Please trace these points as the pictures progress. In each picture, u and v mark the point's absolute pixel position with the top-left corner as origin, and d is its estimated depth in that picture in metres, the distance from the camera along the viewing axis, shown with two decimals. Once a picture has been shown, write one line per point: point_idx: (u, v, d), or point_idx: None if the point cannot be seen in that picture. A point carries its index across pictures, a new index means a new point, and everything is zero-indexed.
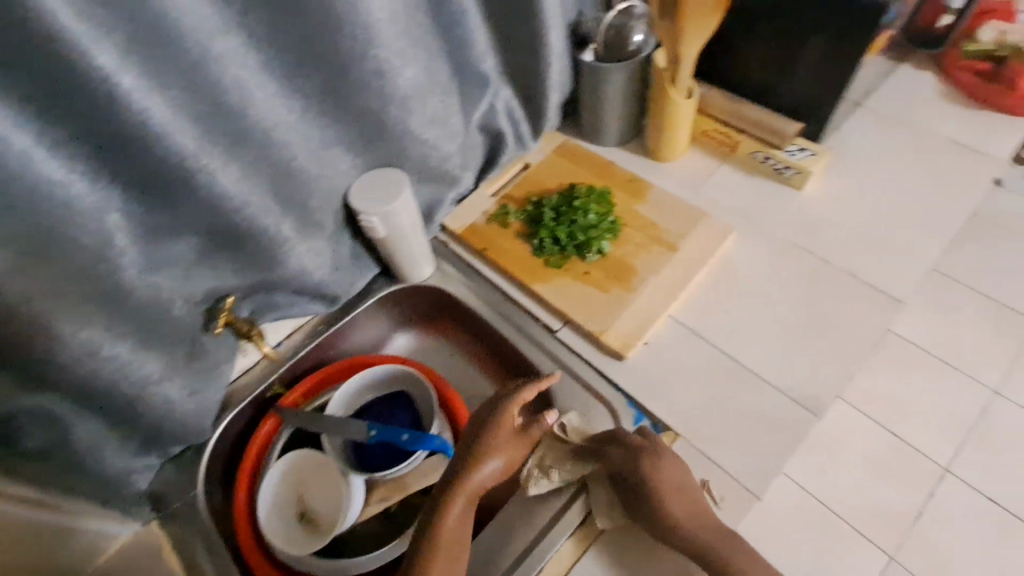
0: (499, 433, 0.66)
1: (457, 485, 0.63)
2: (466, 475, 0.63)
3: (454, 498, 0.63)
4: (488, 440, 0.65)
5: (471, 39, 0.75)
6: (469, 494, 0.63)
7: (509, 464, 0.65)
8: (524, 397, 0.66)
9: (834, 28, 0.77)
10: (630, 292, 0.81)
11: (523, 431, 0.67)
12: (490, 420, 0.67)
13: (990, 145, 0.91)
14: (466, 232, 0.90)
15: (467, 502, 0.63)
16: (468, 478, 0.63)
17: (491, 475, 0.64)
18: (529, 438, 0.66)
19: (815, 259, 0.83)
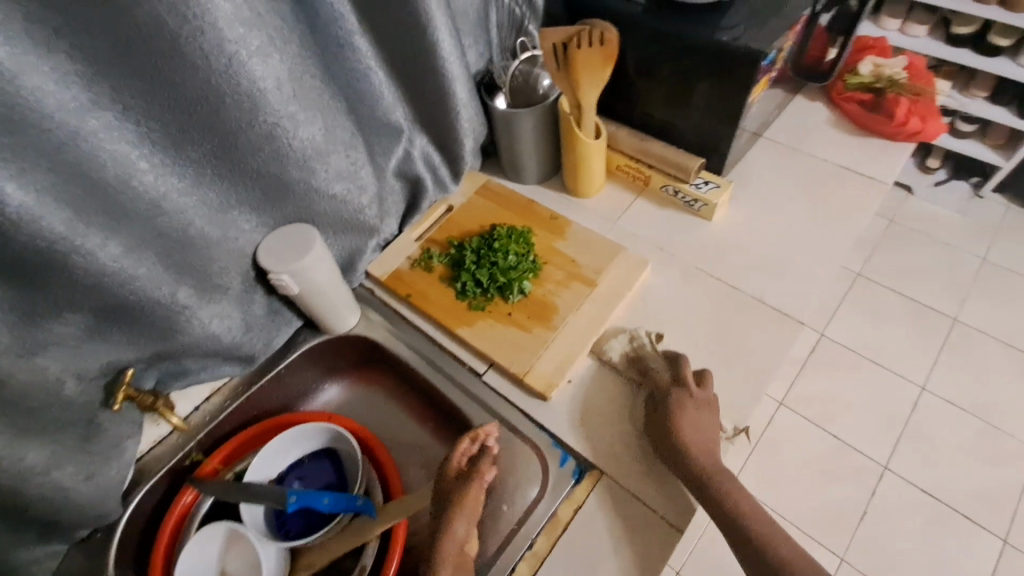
0: (444, 488, 0.68)
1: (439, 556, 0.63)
2: (440, 543, 0.64)
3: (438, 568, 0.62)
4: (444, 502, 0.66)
5: (376, 93, 0.76)
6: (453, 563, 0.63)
7: (471, 510, 0.65)
8: (454, 446, 0.70)
9: (720, 72, 0.82)
10: (551, 330, 0.82)
11: (466, 474, 0.68)
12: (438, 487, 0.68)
13: (878, 168, 0.98)
14: (390, 279, 0.90)
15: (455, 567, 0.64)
16: (444, 544, 0.63)
17: (460, 528, 0.64)
18: (477, 478, 0.67)
19: (727, 286, 0.87)
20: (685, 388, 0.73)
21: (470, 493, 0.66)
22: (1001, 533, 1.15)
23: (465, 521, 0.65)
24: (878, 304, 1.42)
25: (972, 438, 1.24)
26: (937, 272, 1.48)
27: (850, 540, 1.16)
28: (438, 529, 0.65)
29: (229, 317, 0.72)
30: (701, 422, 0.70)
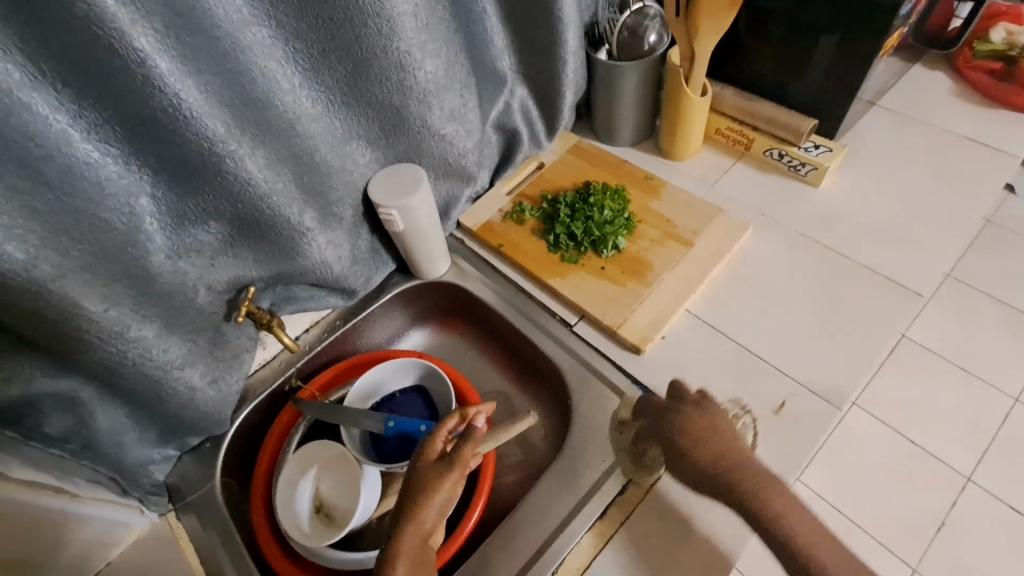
0: (422, 467, 0.61)
1: (397, 546, 0.57)
2: (399, 534, 0.57)
3: (396, 558, 0.56)
4: (418, 485, 0.60)
5: (490, 37, 0.77)
6: (412, 557, 0.56)
7: (447, 495, 0.59)
8: (442, 424, 0.64)
9: (847, 27, 0.78)
10: (646, 286, 0.81)
11: (447, 457, 0.61)
12: (416, 467, 0.62)
13: (1009, 142, 0.90)
14: (482, 229, 0.91)
15: (415, 561, 0.56)
16: (404, 535, 0.57)
17: (435, 511, 0.58)
18: (457, 464, 0.60)
19: (834, 254, 0.83)
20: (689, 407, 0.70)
21: (449, 479, 0.59)
22: None
23: (436, 511, 0.58)
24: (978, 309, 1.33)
25: None
26: None
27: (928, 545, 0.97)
28: (403, 515, 0.58)
29: (339, 248, 0.75)
30: (710, 426, 0.68)
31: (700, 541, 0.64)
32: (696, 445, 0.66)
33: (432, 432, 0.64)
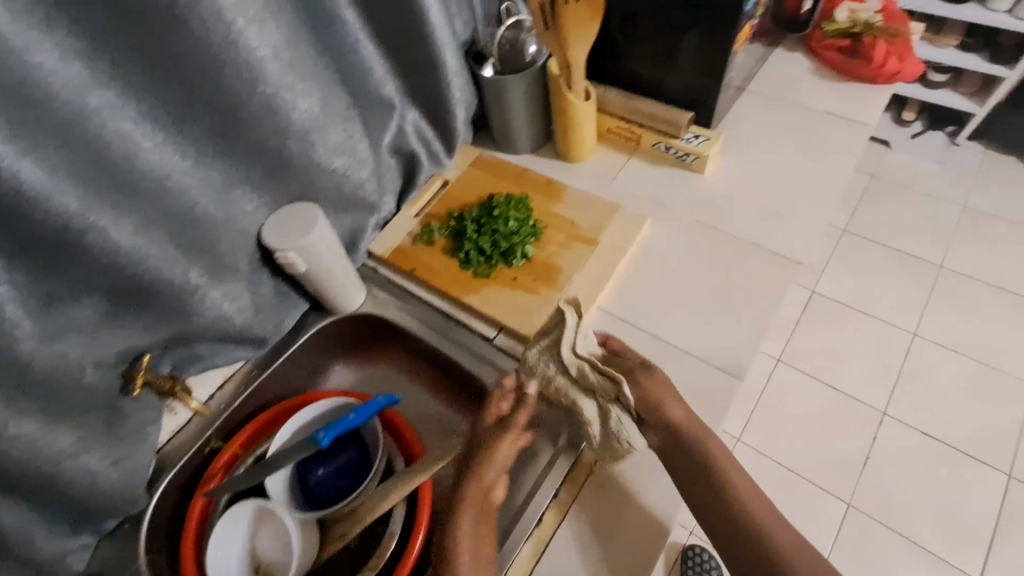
0: (482, 435, 0.66)
1: (465, 499, 0.63)
2: (466, 490, 0.63)
3: (465, 509, 0.63)
4: (479, 448, 0.66)
5: (369, 66, 0.76)
6: (480, 505, 0.64)
7: (507, 459, 0.65)
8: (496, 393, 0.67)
9: (701, 25, 0.84)
10: (557, 291, 0.84)
11: (504, 422, 0.66)
12: (474, 433, 0.68)
13: (858, 112, 1.00)
14: (393, 255, 0.92)
15: (478, 512, 0.63)
16: (469, 490, 0.63)
17: (498, 471, 0.64)
18: (514, 427, 0.65)
19: (724, 235, 0.89)
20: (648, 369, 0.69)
21: (507, 442, 0.65)
22: (1006, 469, 1.40)
23: (497, 469, 0.64)
24: (866, 257, 1.72)
25: (960, 373, 1.52)
26: (916, 224, 1.76)
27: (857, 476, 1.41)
28: (466, 474, 0.64)
29: (238, 299, 0.72)
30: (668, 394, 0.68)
31: (633, 508, 0.69)
32: (664, 397, 0.67)
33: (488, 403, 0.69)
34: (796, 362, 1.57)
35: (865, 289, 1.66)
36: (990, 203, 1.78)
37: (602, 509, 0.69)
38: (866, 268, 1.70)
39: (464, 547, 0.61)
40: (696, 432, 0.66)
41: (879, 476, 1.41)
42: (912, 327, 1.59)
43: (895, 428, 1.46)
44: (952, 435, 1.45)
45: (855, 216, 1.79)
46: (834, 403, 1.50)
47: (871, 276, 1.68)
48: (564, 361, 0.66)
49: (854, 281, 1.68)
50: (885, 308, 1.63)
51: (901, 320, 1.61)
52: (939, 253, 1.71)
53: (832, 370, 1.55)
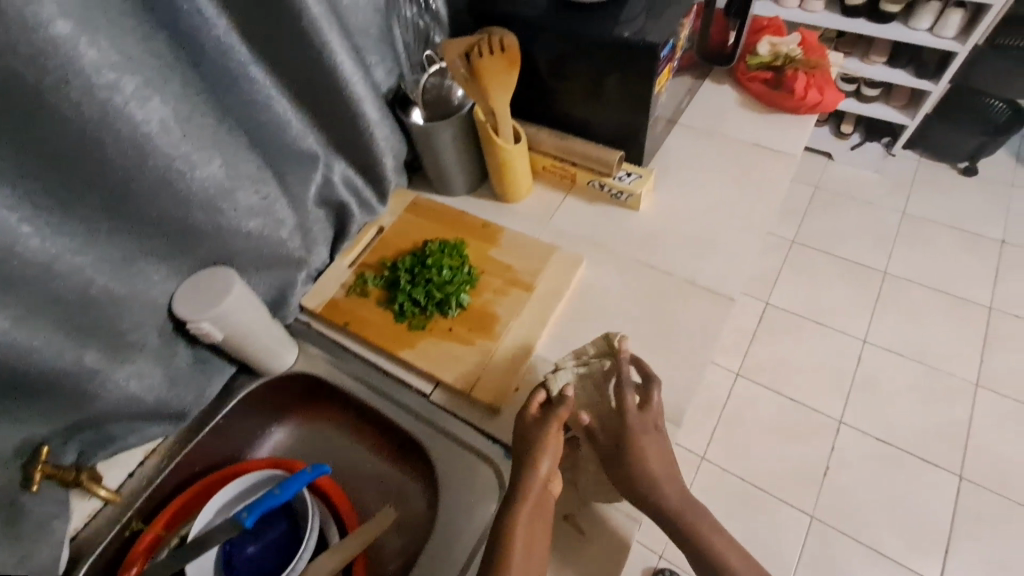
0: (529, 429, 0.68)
1: (525, 492, 0.63)
2: (524, 480, 0.64)
3: (523, 501, 0.62)
4: (528, 442, 0.67)
5: (286, 121, 0.74)
6: (537, 499, 0.63)
7: (557, 452, 0.66)
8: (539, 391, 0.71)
9: (622, 69, 0.84)
10: (492, 341, 0.82)
11: (550, 416, 0.68)
12: (522, 428, 0.69)
13: (784, 143, 1.02)
14: (326, 309, 0.88)
15: (534, 510, 0.62)
16: (527, 481, 0.64)
17: (550, 467, 0.65)
18: (559, 418, 0.68)
19: (660, 273, 0.89)
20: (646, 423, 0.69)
21: (555, 437, 0.67)
22: (958, 471, 1.44)
23: (551, 460, 0.65)
24: (815, 267, 1.76)
25: (911, 377, 1.56)
26: (860, 233, 1.81)
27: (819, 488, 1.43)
28: (522, 466, 0.65)
29: (149, 376, 0.71)
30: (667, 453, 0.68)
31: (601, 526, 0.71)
32: (655, 457, 0.67)
33: (526, 402, 0.72)
34: (754, 375, 1.59)
35: (812, 299, 1.70)
36: (926, 209, 1.85)
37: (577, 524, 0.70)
38: (815, 278, 1.74)
39: (519, 533, 0.60)
40: (683, 498, 0.67)
41: (839, 485, 1.43)
42: (862, 334, 1.63)
43: (853, 436, 1.49)
44: (905, 440, 1.48)
45: (802, 227, 1.84)
46: (792, 415, 1.52)
47: (820, 286, 1.72)
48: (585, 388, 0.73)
49: (805, 293, 1.71)
50: (834, 316, 1.67)
51: (851, 328, 1.64)
52: (883, 259, 1.76)
53: (788, 382, 1.57)
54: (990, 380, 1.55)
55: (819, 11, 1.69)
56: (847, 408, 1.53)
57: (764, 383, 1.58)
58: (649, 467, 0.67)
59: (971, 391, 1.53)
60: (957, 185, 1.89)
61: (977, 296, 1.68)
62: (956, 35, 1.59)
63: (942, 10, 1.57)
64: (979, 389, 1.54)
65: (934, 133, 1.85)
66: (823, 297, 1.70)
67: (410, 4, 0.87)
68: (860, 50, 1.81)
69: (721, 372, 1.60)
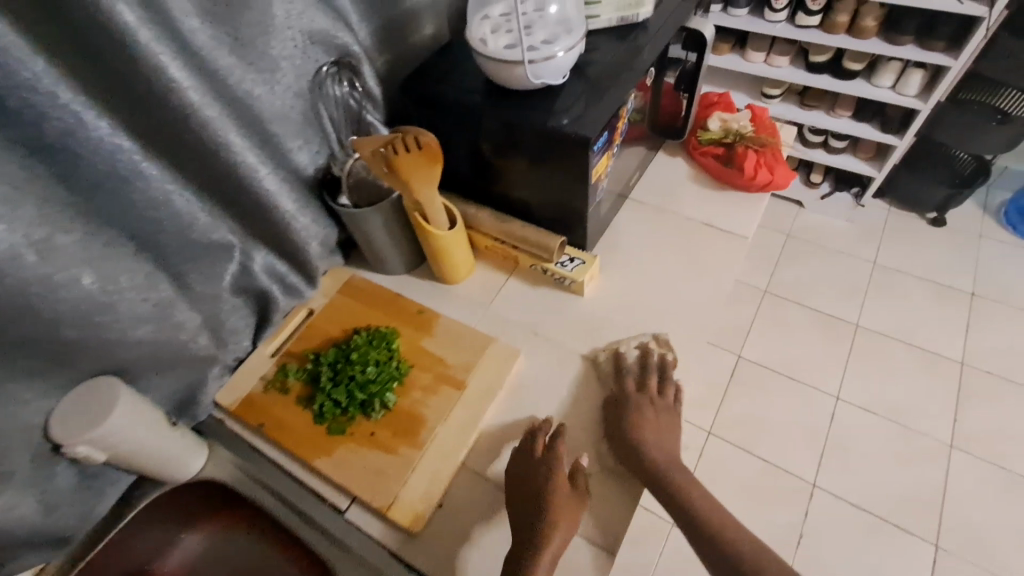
0: (555, 485, 0.69)
1: (543, 554, 0.63)
2: (544, 537, 0.64)
3: (539, 562, 0.62)
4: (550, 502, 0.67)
5: (189, 217, 0.69)
6: (551, 557, 0.63)
7: (572, 521, 0.67)
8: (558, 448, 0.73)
9: (559, 159, 0.79)
10: (416, 449, 0.75)
11: (576, 484, 0.70)
12: (542, 483, 0.69)
13: (734, 223, 0.98)
14: (241, 406, 0.81)
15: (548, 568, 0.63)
16: (546, 546, 0.64)
17: (563, 536, 0.65)
18: (583, 493, 0.70)
19: (601, 370, 0.84)
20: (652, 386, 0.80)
21: (575, 509, 0.68)
22: (933, 540, 1.37)
23: (566, 533, 0.66)
24: (786, 318, 1.72)
25: (886, 437, 1.51)
26: (831, 282, 1.78)
27: (793, 558, 1.36)
28: (542, 525, 0.65)
29: (21, 507, 0.65)
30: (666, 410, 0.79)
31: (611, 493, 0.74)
32: (654, 415, 0.77)
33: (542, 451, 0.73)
34: (724, 433, 1.53)
35: (785, 351, 1.66)
36: (897, 259, 1.82)
37: (593, 498, 0.73)
38: (786, 329, 1.69)
39: None
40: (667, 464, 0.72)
41: (811, 554, 1.37)
42: (835, 391, 1.58)
43: (824, 501, 1.43)
44: (878, 505, 1.42)
45: (775, 275, 1.80)
46: (762, 477, 1.46)
47: (791, 339, 1.68)
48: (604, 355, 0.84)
49: (778, 345, 1.67)
50: (806, 370, 1.62)
51: (823, 383, 1.59)
52: (855, 311, 1.72)
53: (759, 442, 1.51)
54: (963, 441, 1.50)
55: (785, 64, 1.63)
56: (820, 471, 1.47)
57: (734, 441, 1.52)
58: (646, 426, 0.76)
59: (945, 453, 1.48)
60: (926, 237, 1.86)
61: (949, 351, 1.63)
62: (918, 93, 1.52)
63: (903, 69, 1.51)
64: (953, 451, 1.48)
65: (902, 181, 1.82)
66: (794, 349, 1.66)
67: (337, 84, 0.81)
68: (827, 104, 1.74)
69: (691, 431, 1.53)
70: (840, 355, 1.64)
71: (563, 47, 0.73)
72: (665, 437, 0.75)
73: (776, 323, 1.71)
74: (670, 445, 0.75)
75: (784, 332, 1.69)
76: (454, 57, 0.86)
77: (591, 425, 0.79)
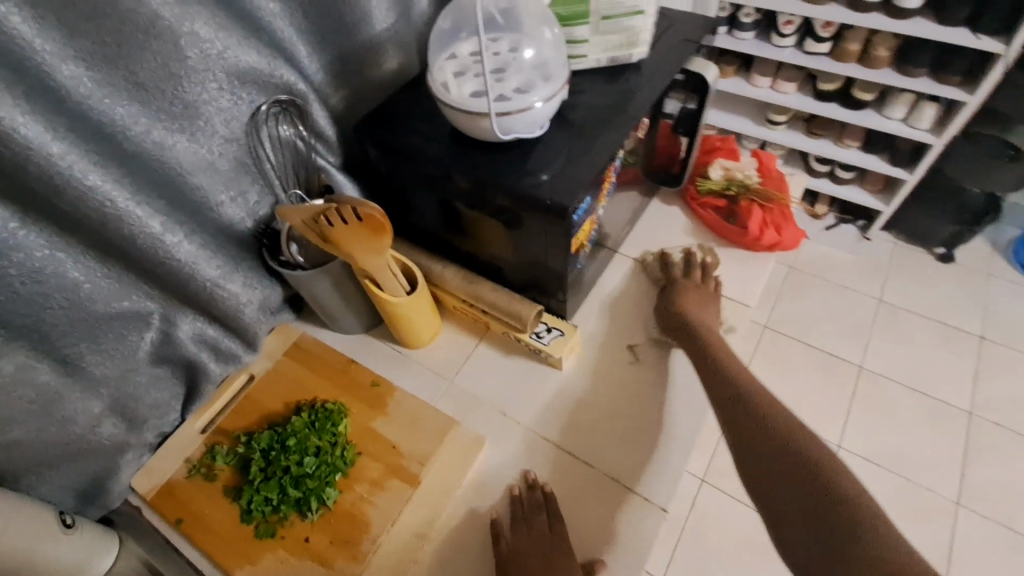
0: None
1: None
2: None
3: None
4: None
5: (84, 290, 0.58)
6: None
7: None
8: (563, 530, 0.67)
9: (533, 223, 0.67)
10: (355, 562, 0.64)
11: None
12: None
13: (734, 288, 0.89)
14: (157, 495, 0.70)
15: None
16: None
17: None
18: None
19: (577, 461, 0.73)
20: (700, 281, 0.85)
21: None
22: None
23: None
24: (787, 356, 1.59)
25: (893, 491, 1.38)
26: (839, 317, 1.65)
27: None
28: None
29: None
30: (708, 299, 0.84)
31: (655, 383, 0.79)
32: (700, 305, 0.82)
33: (551, 531, 0.66)
34: None
35: (790, 393, 1.52)
36: (906, 296, 1.68)
37: (633, 379, 0.79)
38: (789, 367, 1.57)
39: None
40: (709, 338, 0.76)
41: None
42: (838, 439, 1.45)
43: None
44: None
45: (775, 311, 1.67)
46: None
47: (791, 380, 1.55)
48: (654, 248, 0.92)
49: (781, 382, 1.54)
50: (807, 414, 1.49)
51: (827, 431, 1.46)
52: (859, 350, 1.58)
53: None
54: (975, 499, 1.36)
55: (791, 91, 1.53)
56: None
57: None
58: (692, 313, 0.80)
59: (952, 512, 1.35)
60: (934, 273, 1.72)
61: (957, 398, 1.50)
62: (931, 128, 1.40)
63: (915, 101, 1.40)
64: (960, 509, 1.35)
65: (910, 216, 1.69)
66: (795, 391, 1.53)
67: (279, 126, 0.70)
68: (834, 133, 1.63)
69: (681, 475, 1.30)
70: (843, 398, 1.51)
71: (541, 96, 0.63)
72: (704, 311, 0.81)
73: (777, 359, 1.59)
74: (711, 316, 0.81)
75: (787, 371, 1.56)
76: (419, 95, 0.76)
77: (642, 317, 0.85)
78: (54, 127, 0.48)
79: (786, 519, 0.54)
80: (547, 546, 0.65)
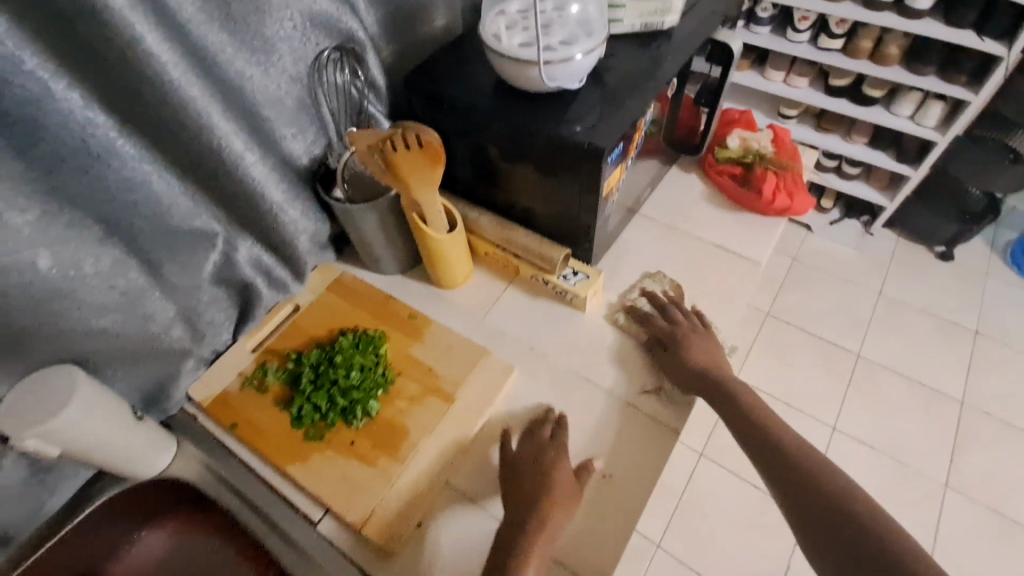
0: (556, 477, 0.67)
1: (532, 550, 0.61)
2: (541, 524, 0.63)
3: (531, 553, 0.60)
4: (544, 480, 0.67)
5: (168, 202, 0.65)
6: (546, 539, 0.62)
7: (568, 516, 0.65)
8: (561, 436, 0.72)
9: (567, 168, 0.74)
10: (395, 463, 0.71)
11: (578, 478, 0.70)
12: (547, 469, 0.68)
13: (748, 248, 0.94)
14: (212, 403, 0.76)
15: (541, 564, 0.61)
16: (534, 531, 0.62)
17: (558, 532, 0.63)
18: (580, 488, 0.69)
19: (597, 391, 0.80)
20: (690, 326, 0.81)
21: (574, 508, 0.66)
22: None
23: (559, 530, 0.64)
24: (787, 342, 1.65)
25: (885, 472, 1.44)
26: (838, 305, 1.71)
27: None
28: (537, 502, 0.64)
29: None
30: (707, 343, 0.79)
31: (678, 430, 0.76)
32: (696, 344, 0.78)
33: (549, 434, 0.73)
34: None
35: (789, 375, 1.59)
36: (906, 290, 1.74)
37: (651, 423, 0.77)
38: (788, 350, 1.63)
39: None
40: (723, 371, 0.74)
41: None
42: (833, 421, 1.51)
43: None
44: None
45: (778, 297, 1.73)
46: None
47: (790, 364, 1.61)
48: (624, 294, 0.89)
49: (780, 365, 1.61)
50: (804, 395, 1.55)
51: (823, 412, 1.53)
52: (856, 339, 1.65)
53: None
54: (962, 482, 1.43)
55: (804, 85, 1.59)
56: None
57: None
58: (692, 355, 0.77)
59: (940, 494, 1.41)
60: (932, 270, 1.78)
61: (951, 388, 1.56)
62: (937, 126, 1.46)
63: (923, 99, 1.46)
64: (948, 491, 1.41)
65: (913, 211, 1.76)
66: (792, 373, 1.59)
67: (339, 71, 0.76)
68: (843, 129, 1.69)
69: (682, 446, 1.37)
70: (841, 383, 1.57)
71: (582, 50, 0.69)
72: (708, 350, 0.78)
73: (778, 342, 1.65)
74: (720, 356, 0.78)
75: (787, 354, 1.62)
76: (463, 52, 0.82)
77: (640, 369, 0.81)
78: (168, 43, 0.55)
79: (820, 531, 0.55)
80: (541, 447, 0.71)
